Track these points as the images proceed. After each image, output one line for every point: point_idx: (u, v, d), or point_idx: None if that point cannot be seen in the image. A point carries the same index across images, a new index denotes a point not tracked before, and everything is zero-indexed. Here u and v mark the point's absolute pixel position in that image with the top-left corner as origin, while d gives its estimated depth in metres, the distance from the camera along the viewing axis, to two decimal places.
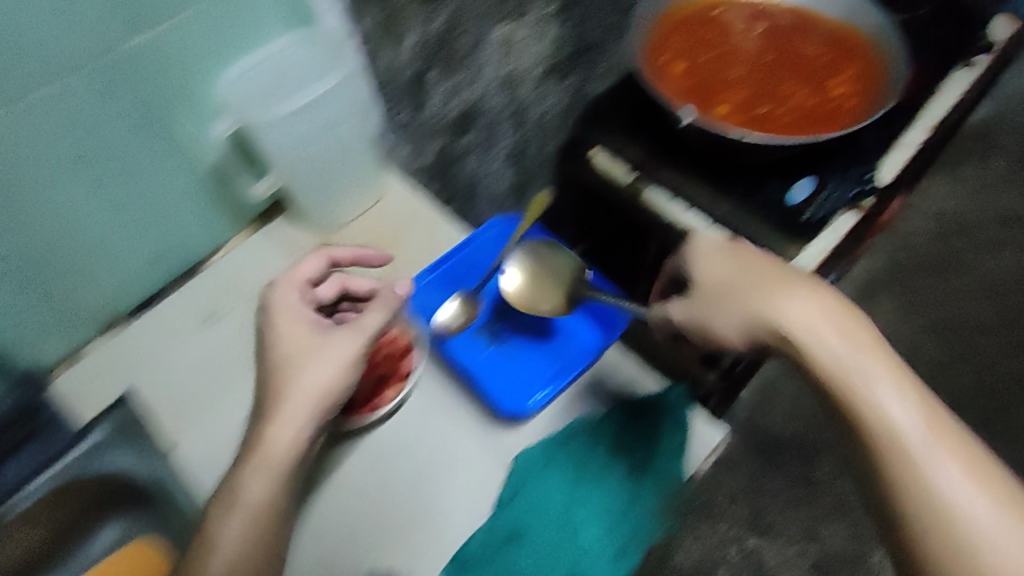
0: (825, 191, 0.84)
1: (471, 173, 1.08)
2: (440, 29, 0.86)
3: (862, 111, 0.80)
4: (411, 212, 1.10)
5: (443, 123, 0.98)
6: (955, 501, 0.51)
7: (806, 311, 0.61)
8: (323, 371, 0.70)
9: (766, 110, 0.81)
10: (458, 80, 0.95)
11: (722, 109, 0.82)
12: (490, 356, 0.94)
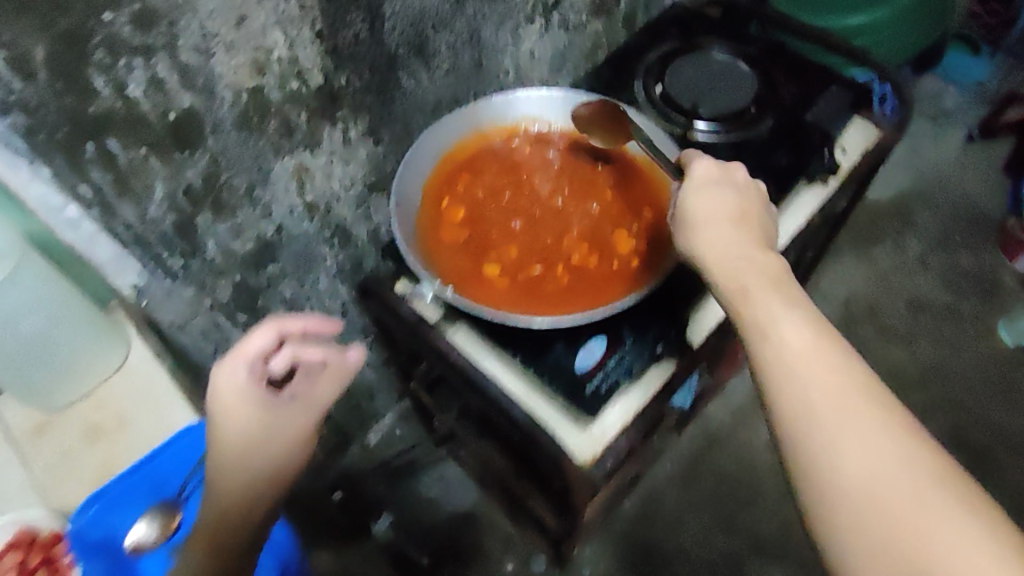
0: (614, 356, 0.77)
1: (286, 301, 1.01)
2: (201, 173, 0.78)
3: (642, 276, 0.74)
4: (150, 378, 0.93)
5: (233, 262, 0.89)
6: (880, 502, 0.50)
7: (797, 324, 0.60)
8: (268, 451, 0.74)
9: (545, 275, 0.75)
10: (240, 218, 0.86)
11: (498, 275, 0.75)
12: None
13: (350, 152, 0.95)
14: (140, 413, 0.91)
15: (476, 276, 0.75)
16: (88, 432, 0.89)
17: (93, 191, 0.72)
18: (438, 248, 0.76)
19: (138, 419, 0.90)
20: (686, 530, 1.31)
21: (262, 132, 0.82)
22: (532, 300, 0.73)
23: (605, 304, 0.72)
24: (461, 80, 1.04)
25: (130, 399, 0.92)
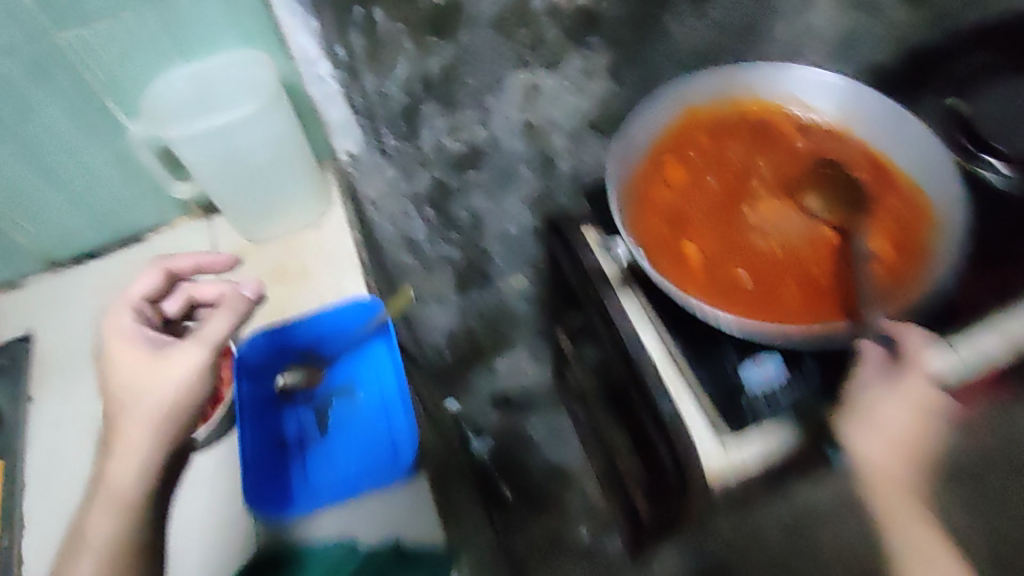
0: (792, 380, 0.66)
1: (474, 212, 1.01)
2: (442, 63, 0.79)
3: (866, 295, 0.65)
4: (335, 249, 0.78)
5: (440, 157, 0.90)
6: (889, 491, 0.64)
7: (894, 408, 0.59)
8: (142, 406, 0.57)
9: (751, 270, 0.67)
10: (459, 117, 0.87)
11: (696, 249, 0.69)
12: (339, 446, 0.68)
13: (583, 83, 0.91)
14: (320, 268, 0.77)
15: (673, 245, 0.69)
16: (275, 273, 0.78)
17: (348, 53, 0.75)
18: (640, 202, 0.72)
19: (319, 277, 0.76)
20: None
21: (509, 38, 0.81)
22: (731, 290, 0.66)
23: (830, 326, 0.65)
24: (721, 42, 0.94)
25: (314, 256, 0.77)
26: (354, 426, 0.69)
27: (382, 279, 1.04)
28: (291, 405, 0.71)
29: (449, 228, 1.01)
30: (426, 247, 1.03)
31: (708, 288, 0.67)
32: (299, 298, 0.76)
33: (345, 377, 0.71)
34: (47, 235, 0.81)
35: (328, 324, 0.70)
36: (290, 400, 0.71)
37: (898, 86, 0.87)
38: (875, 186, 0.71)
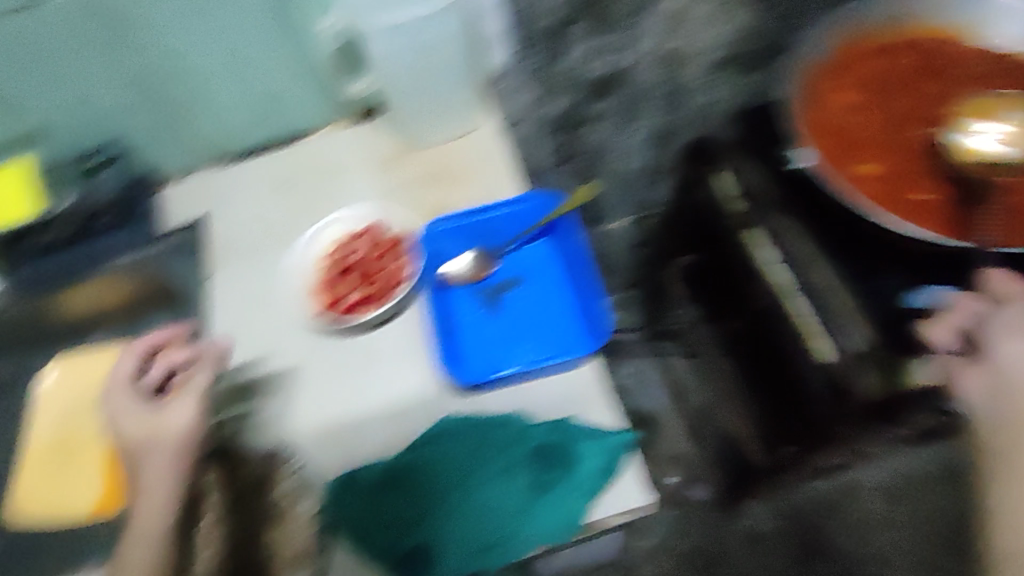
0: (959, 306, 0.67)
1: (597, 142, 0.99)
2: None
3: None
4: (490, 155, 0.81)
5: (581, 80, 0.90)
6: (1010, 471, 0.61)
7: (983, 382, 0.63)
8: (156, 451, 0.57)
9: (931, 188, 0.66)
10: (609, 38, 0.87)
11: (873, 165, 0.68)
12: (506, 331, 0.70)
13: (731, 8, 0.84)
14: (477, 170, 0.79)
15: (849, 163, 0.68)
16: (430, 177, 0.80)
17: None
18: (813, 121, 0.70)
19: (477, 179, 0.79)
20: (891, 533, 1.22)
21: None
22: (915, 210, 0.65)
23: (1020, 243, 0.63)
24: None
25: (471, 162, 0.80)
26: (520, 314, 0.71)
27: None
28: (457, 295, 0.72)
29: (572, 159, 1.02)
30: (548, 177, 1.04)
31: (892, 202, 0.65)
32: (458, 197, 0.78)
33: (510, 272, 0.73)
34: (208, 125, 0.87)
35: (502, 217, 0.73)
36: (455, 290, 0.72)
37: None
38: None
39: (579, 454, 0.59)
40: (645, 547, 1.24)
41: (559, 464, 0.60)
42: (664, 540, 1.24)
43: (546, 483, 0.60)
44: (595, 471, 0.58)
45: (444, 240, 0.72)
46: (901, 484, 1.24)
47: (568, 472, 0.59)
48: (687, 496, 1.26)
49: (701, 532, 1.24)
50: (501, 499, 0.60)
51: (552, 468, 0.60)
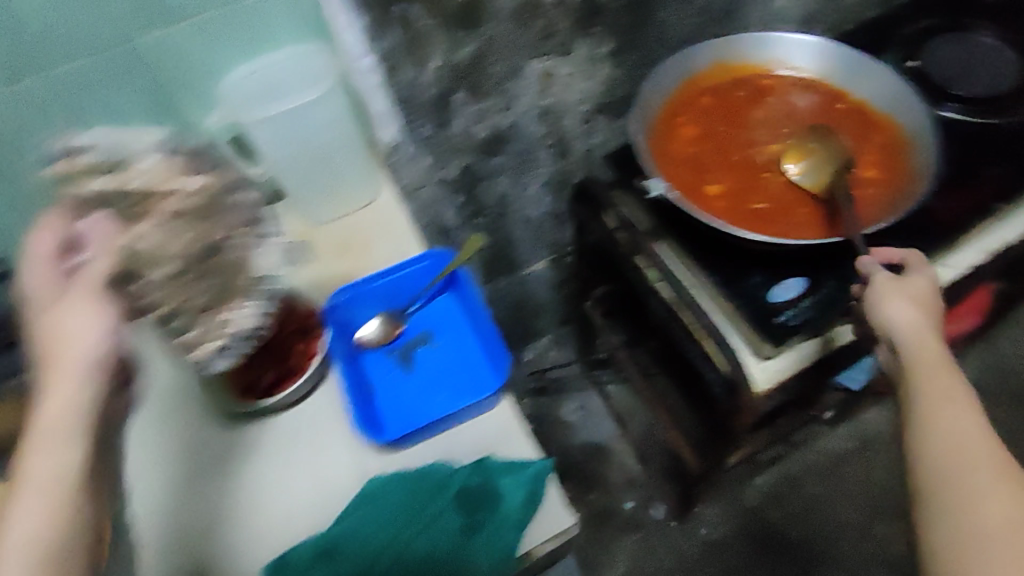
0: (808, 296, 0.79)
1: (500, 195, 1.11)
2: (470, 55, 0.90)
3: (869, 211, 0.76)
4: (391, 222, 0.86)
5: (470, 144, 1.00)
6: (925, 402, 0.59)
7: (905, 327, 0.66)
8: None
9: (768, 199, 0.78)
10: (487, 105, 0.97)
11: (716, 185, 0.80)
12: (418, 387, 0.76)
13: (592, 69, 1.02)
14: (380, 238, 0.84)
15: (699, 186, 0.79)
16: (337, 249, 0.84)
17: (389, 48, 0.84)
18: (662, 155, 0.82)
19: (380, 245, 0.83)
20: (834, 514, 1.30)
21: (528, 31, 0.92)
22: (755, 219, 0.77)
23: (846, 233, 0.75)
24: (707, 25, 1.07)
25: (376, 226, 0.86)
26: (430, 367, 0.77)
27: None
28: (372, 359, 0.78)
29: (477, 213, 1.11)
30: (458, 234, 1.12)
31: (737, 217, 0.77)
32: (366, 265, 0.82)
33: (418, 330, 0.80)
34: None
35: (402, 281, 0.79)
36: (368, 355, 0.78)
37: (870, 42, 0.99)
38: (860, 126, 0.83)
39: (501, 492, 0.65)
40: (610, 570, 1.29)
41: (482, 505, 0.65)
42: (626, 559, 1.29)
43: (473, 527, 0.64)
44: (518, 506, 0.64)
45: (354, 309, 0.78)
46: (832, 465, 1.34)
47: (493, 509, 0.64)
48: (643, 512, 1.32)
49: (660, 545, 1.30)
50: (431, 549, 0.63)
51: (477, 508, 0.65)
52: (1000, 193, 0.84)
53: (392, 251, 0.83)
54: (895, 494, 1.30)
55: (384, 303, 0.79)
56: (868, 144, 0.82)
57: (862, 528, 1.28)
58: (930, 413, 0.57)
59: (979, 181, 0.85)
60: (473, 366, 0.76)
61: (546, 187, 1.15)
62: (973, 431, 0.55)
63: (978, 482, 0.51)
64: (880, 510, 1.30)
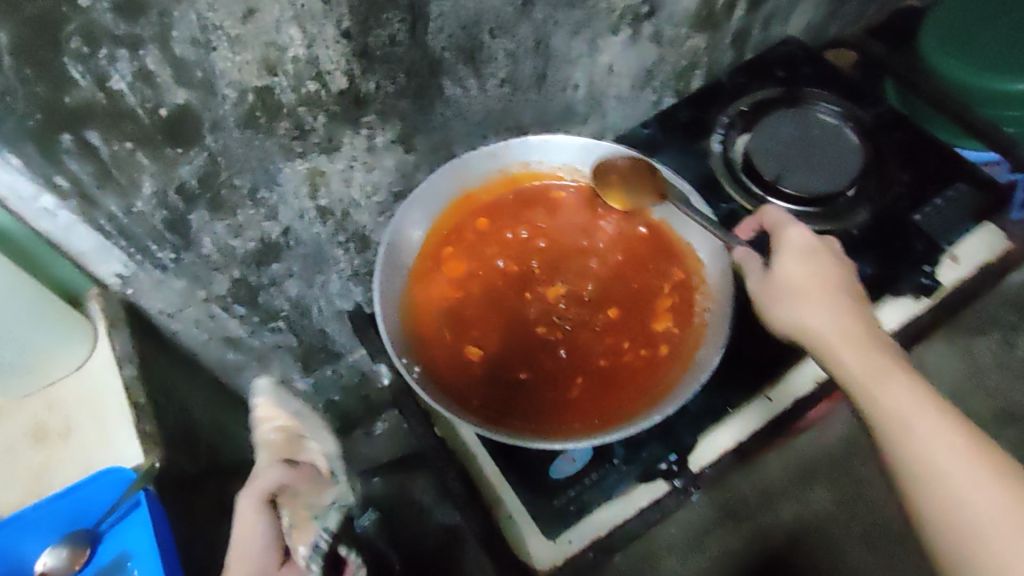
0: (597, 468, 0.69)
1: (293, 298, 0.95)
2: (196, 171, 0.73)
3: (653, 381, 0.66)
4: (98, 395, 0.74)
5: (232, 259, 0.84)
6: (898, 429, 0.59)
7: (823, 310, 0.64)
8: None
9: (538, 365, 0.68)
10: (241, 218, 0.81)
11: (479, 347, 0.69)
12: None
13: (375, 159, 0.86)
14: (83, 418, 0.73)
15: (458, 349, 0.69)
16: (31, 437, 0.71)
17: (74, 182, 0.67)
18: (421, 305, 0.71)
19: (83, 429, 0.72)
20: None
21: (270, 133, 0.76)
22: (516, 397, 0.67)
23: (622, 409, 0.65)
24: (517, 93, 0.92)
25: (79, 404, 0.73)
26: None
27: (206, 381, 0.96)
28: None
29: (269, 320, 0.95)
30: (248, 343, 0.96)
31: (496, 392, 0.67)
32: (66, 457, 0.71)
33: (110, 553, 0.67)
34: None
35: (78, 502, 0.64)
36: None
37: (692, 124, 0.87)
38: (657, 257, 0.73)
39: None
40: None
41: None
42: None
43: None
44: None
45: (22, 541, 0.64)
46: (700, 538, 1.19)
47: None
48: None
49: None
50: None
51: None
52: None
53: (94, 437, 0.72)
54: (772, 569, 1.17)
55: (54, 531, 0.65)
56: (663, 285, 0.71)
57: None
58: (891, 436, 0.59)
59: None
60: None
61: (352, 281, 1.00)
62: (933, 432, 0.57)
63: (972, 503, 0.55)
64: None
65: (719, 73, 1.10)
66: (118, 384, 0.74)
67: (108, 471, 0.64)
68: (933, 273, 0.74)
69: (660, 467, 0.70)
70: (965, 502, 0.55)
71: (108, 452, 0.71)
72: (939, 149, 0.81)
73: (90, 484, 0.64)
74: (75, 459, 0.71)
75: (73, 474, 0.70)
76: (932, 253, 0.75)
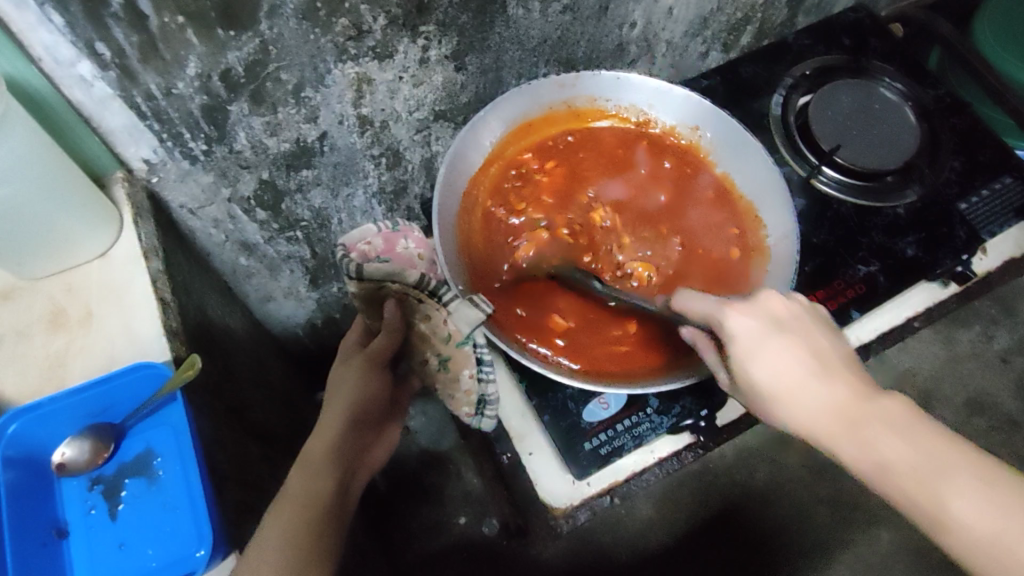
0: (627, 419, 0.71)
1: (314, 209, 0.91)
2: (245, 58, 0.66)
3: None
4: (121, 286, 0.69)
5: (264, 158, 0.78)
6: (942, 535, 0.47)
7: (782, 364, 0.52)
8: None
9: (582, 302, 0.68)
10: (280, 116, 0.75)
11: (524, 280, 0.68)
12: (95, 524, 0.60)
13: (424, 73, 0.81)
14: (105, 307, 0.68)
15: (504, 280, 0.68)
16: (49, 322, 0.68)
17: (116, 55, 0.60)
18: (470, 230, 0.70)
19: (106, 319, 0.68)
20: (675, 545, 1.22)
21: (327, 30, 0.69)
22: (560, 335, 0.66)
23: (666, 360, 0.65)
24: (576, 22, 0.87)
25: (100, 294, 0.69)
26: (138, 508, 0.60)
27: (218, 284, 0.92)
28: (70, 487, 0.61)
29: (288, 228, 0.91)
30: (264, 249, 0.92)
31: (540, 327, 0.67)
32: (82, 346, 0.66)
33: (136, 449, 0.62)
34: None
35: (108, 395, 0.61)
36: (67, 478, 0.61)
37: (753, 81, 0.85)
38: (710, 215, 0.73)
39: None
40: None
41: None
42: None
43: None
44: None
45: (40, 430, 0.59)
46: (674, 488, 1.26)
47: None
48: (476, 530, 1.20)
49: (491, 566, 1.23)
50: None
51: None
52: (864, 297, 0.73)
53: (119, 332, 0.67)
54: (739, 521, 1.24)
55: (75, 423, 0.61)
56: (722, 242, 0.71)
57: (705, 560, 1.22)
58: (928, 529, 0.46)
59: (839, 284, 0.73)
60: (176, 517, 0.60)
61: (376, 197, 0.97)
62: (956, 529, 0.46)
63: None
64: (722, 538, 1.23)
65: (769, 33, 1.08)
66: (143, 278, 0.70)
67: (143, 371, 0.61)
68: (968, 261, 0.75)
69: (689, 421, 0.71)
70: None
71: (130, 345, 0.66)
72: (991, 142, 0.82)
73: (123, 376, 0.60)
74: (94, 349, 0.66)
75: (94, 369, 0.66)
76: (972, 243, 0.76)
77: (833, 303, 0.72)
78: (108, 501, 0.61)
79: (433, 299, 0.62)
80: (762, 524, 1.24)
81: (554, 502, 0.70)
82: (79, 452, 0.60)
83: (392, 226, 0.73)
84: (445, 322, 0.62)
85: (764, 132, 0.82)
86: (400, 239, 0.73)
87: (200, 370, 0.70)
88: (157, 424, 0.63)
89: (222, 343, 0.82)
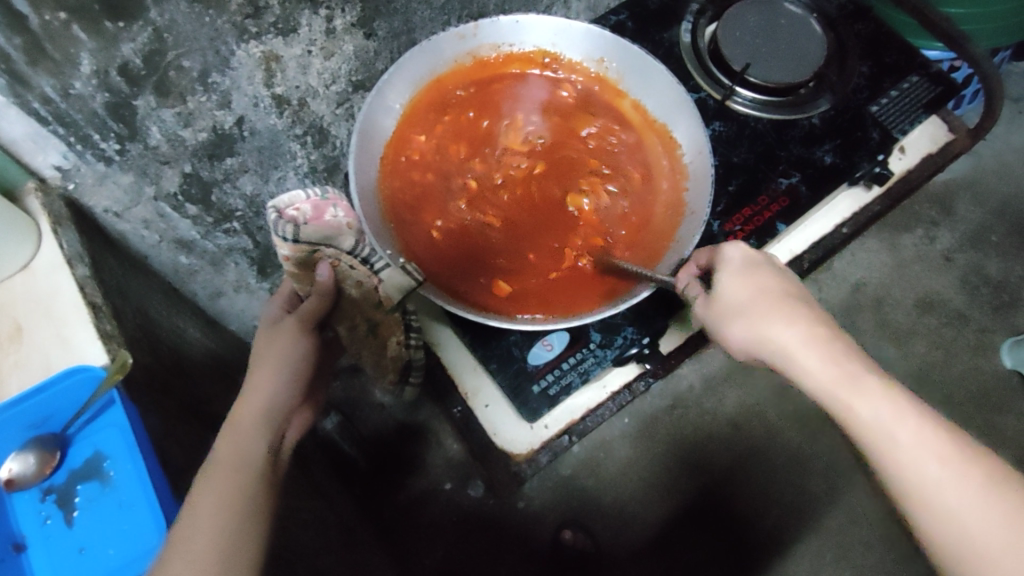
0: (573, 356, 0.72)
1: (247, 197, 0.89)
2: (140, 49, 0.65)
3: (632, 265, 0.67)
4: (47, 297, 0.69)
5: (182, 151, 0.76)
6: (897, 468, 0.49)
7: (762, 293, 0.57)
8: None
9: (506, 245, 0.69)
10: (190, 105, 0.73)
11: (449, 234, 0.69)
12: (53, 532, 0.61)
13: (333, 44, 0.81)
14: (36, 320, 0.68)
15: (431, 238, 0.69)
16: None
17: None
18: (395, 193, 0.70)
19: (38, 331, 0.68)
20: (655, 478, 1.26)
21: (221, 10, 0.68)
22: (489, 279, 0.68)
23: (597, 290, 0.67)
24: None
25: (29, 307, 0.68)
26: (92, 511, 0.61)
27: (159, 285, 0.92)
28: (23, 501, 0.62)
29: (223, 220, 0.89)
30: (201, 245, 0.91)
31: (468, 275, 0.68)
32: (17, 361, 0.67)
33: (85, 454, 0.63)
34: None
35: (52, 401, 0.61)
36: (19, 492, 0.61)
37: (661, 12, 0.85)
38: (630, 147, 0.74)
39: None
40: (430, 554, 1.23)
41: None
42: None
43: None
44: None
45: None
46: (647, 425, 1.29)
47: None
48: (461, 494, 1.22)
49: None
50: None
51: None
52: (788, 210, 0.76)
53: (53, 342, 0.67)
54: (713, 447, 1.28)
55: (21, 435, 0.61)
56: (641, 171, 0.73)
57: (685, 488, 1.26)
58: (906, 502, 0.49)
59: (763, 200, 0.76)
60: (133, 513, 0.60)
61: (308, 178, 0.96)
62: (893, 444, 0.49)
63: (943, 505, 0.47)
64: (697, 465, 1.27)
65: None
66: (71, 284, 0.69)
67: (80, 375, 0.60)
68: (885, 161, 0.78)
69: (632, 350, 0.73)
70: (921, 490, 0.48)
71: (68, 352, 0.67)
72: (898, 42, 0.83)
73: (61, 381, 0.60)
74: (33, 360, 0.67)
75: (35, 379, 0.66)
76: (887, 143, 0.78)
77: (760, 220, 0.75)
78: (64, 508, 0.61)
79: (365, 266, 0.68)
80: (737, 448, 1.28)
81: (514, 449, 0.74)
82: (29, 464, 0.60)
83: (321, 194, 0.71)
84: (375, 288, 0.68)
85: (676, 63, 0.83)
86: (329, 208, 0.72)
87: (145, 368, 0.70)
88: (105, 426, 0.63)
89: (170, 341, 0.82)
